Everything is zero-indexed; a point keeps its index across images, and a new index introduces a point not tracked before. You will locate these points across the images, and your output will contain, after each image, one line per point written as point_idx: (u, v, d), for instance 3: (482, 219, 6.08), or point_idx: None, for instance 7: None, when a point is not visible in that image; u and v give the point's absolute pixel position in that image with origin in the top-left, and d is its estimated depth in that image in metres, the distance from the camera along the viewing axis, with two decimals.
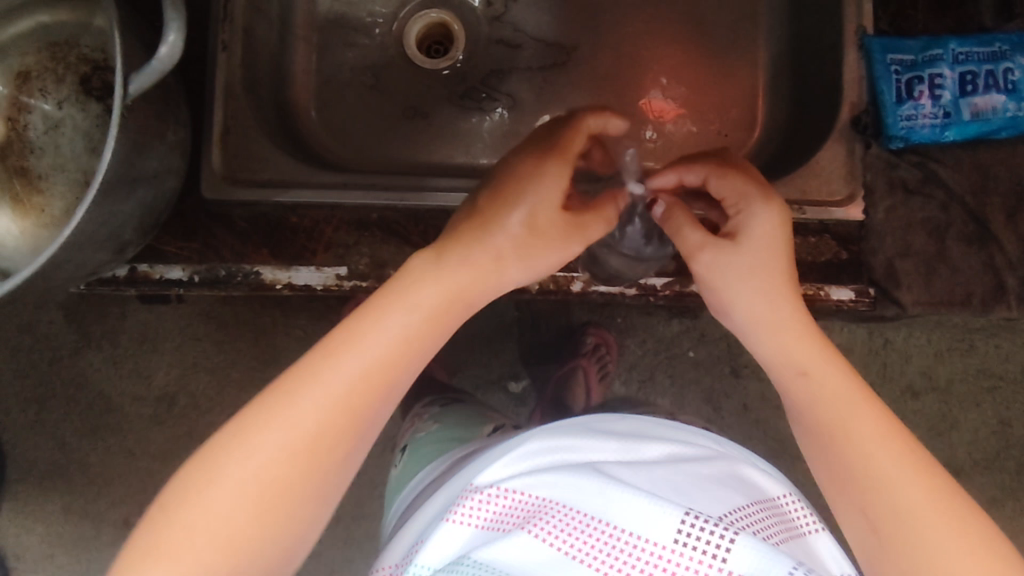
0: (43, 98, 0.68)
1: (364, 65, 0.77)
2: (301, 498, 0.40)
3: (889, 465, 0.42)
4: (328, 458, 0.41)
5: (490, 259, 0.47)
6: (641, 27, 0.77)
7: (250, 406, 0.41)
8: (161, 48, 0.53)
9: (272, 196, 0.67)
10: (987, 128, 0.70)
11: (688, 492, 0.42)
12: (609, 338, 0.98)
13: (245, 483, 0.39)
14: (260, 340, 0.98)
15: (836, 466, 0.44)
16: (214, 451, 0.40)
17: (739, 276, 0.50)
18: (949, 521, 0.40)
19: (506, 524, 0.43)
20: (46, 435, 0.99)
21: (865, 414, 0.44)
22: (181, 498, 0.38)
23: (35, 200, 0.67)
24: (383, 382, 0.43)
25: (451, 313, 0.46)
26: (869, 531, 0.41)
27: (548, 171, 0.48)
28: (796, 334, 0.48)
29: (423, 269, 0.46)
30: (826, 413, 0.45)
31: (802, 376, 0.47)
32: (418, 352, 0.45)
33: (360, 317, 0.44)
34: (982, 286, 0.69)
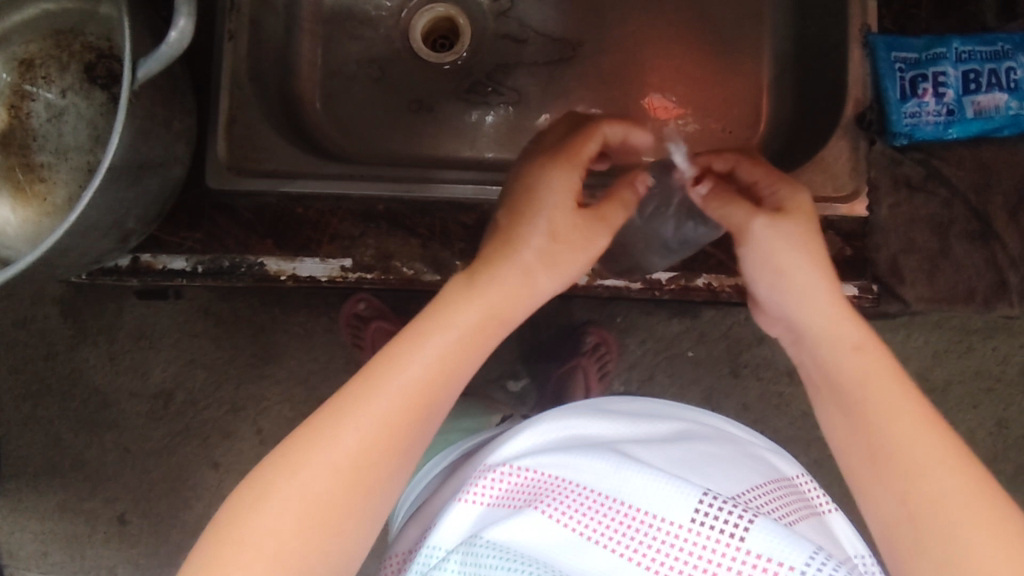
0: (46, 86, 0.68)
1: (369, 59, 0.77)
2: (346, 522, 0.39)
3: (926, 462, 0.40)
4: (372, 481, 0.40)
5: (519, 275, 0.46)
6: (645, 24, 0.77)
7: (293, 443, 0.41)
8: (171, 33, 0.52)
9: (279, 186, 0.67)
10: (988, 126, 0.70)
11: (703, 470, 0.45)
12: (609, 337, 0.98)
13: (292, 507, 0.38)
14: (259, 337, 0.97)
15: (874, 449, 0.42)
16: (261, 480, 0.39)
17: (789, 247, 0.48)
18: (987, 513, 0.38)
19: (516, 500, 0.44)
20: (41, 432, 0.98)
21: (911, 399, 0.43)
22: (229, 537, 0.38)
23: (37, 188, 0.66)
24: (422, 404, 0.42)
25: (488, 334, 0.45)
26: (905, 517, 0.40)
27: (561, 176, 0.48)
28: (844, 314, 0.47)
29: (454, 292, 0.46)
30: (872, 392, 0.43)
31: (858, 351, 0.45)
32: (456, 375, 0.44)
33: (397, 344, 0.43)
34: (986, 284, 0.70)
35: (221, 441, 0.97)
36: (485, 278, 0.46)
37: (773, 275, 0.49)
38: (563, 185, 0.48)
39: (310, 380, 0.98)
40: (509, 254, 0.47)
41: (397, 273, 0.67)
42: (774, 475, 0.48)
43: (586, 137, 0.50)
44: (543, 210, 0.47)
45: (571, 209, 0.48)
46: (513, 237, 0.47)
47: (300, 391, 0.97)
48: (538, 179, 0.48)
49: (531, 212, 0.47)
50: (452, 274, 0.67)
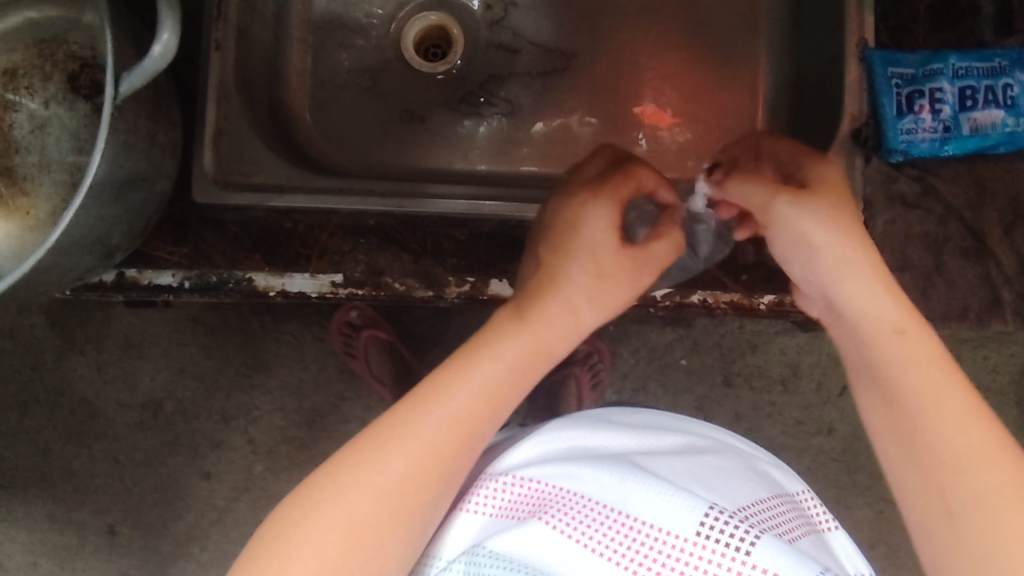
0: (30, 96, 0.66)
1: (361, 68, 0.75)
2: (391, 544, 0.40)
3: (974, 457, 0.38)
4: (415, 506, 0.40)
5: (565, 311, 0.46)
6: (640, 34, 0.77)
7: (338, 463, 0.41)
8: (154, 48, 0.51)
9: (265, 201, 0.65)
10: (985, 143, 0.70)
11: (708, 482, 0.45)
12: (602, 346, 0.97)
13: (338, 526, 0.39)
14: (248, 344, 0.96)
15: (911, 433, 0.40)
16: (306, 498, 0.40)
17: (825, 235, 0.45)
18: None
19: (519, 511, 0.45)
20: (28, 442, 0.97)
21: (959, 388, 0.40)
22: (277, 551, 0.39)
23: (20, 202, 0.65)
24: (466, 434, 0.42)
25: (534, 366, 0.45)
26: (942, 512, 0.38)
27: (602, 209, 0.47)
28: (885, 294, 0.43)
29: (500, 321, 0.45)
30: (910, 380, 0.40)
31: (899, 335, 0.42)
32: (501, 406, 0.43)
33: (442, 373, 0.43)
34: (980, 301, 0.69)
35: (211, 450, 0.96)
36: (532, 310, 0.45)
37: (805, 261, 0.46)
38: (602, 222, 0.47)
39: (301, 389, 0.97)
40: (552, 291, 0.46)
41: (389, 289, 0.66)
42: (778, 490, 0.48)
43: (625, 176, 0.49)
44: (587, 243, 0.47)
45: (615, 245, 0.47)
46: (555, 272, 0.47)
47: (290, 399, 0.97)
48: (576, 216, 0.48)
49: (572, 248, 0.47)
50: (445, 289, 0.66)
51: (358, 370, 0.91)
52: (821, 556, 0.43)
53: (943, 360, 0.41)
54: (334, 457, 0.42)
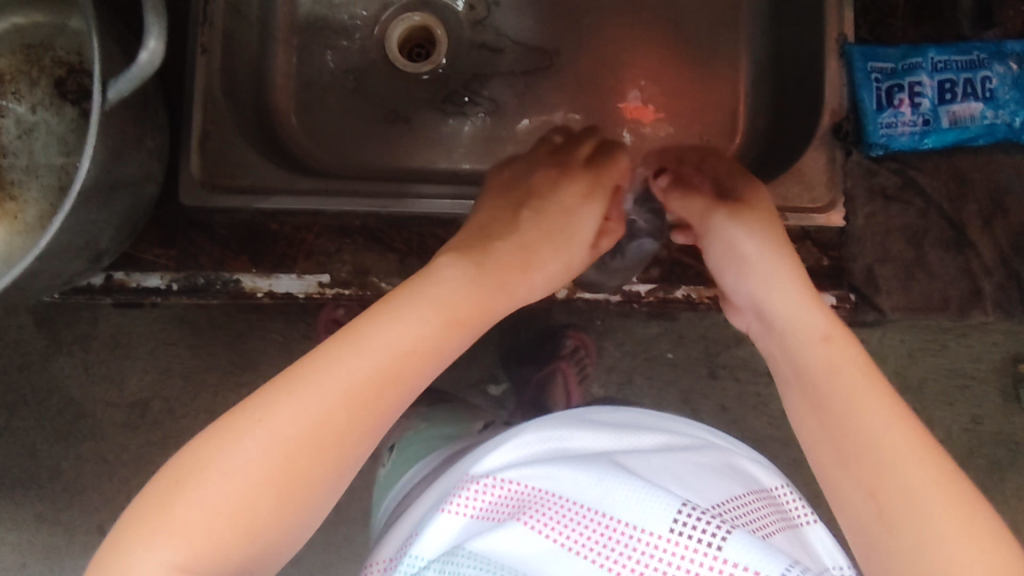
0: (16, 101, 0.67)
1: (345, 69, 0.76)
2: (312, 487, 0.38)
3: (896, 463, 0.40)
4: (342, 450, 0.39)
5: (515, 270, 0.49)
6: (622, 31, 0.77)
7: (269, 391, 0.39)
8: (142, 54, 0.51)
9: (254, 204, 0.66)
10: (965, 135, 0.71)
11: (686, 480, 0.46)
12: (588, 340, 0.99)
13: (259, 463, 0.37)
14: (237, 343, 0.97)
15: (831, 426, 0.43)
16: (226, 430, 0.38)
17: (763, 250, 0.52)
18: (952, 503, 0.38)
19: (499, 513, 0.46)
20: (16, 443, 0.97)
21: (878, 390, 0.43)
22: (191, 475, 0.37)
23: (7, 206, 0.66)
24: (403, 378, 0.41)
25: (476, 323, 0.46)
26: (867, 494, 0.40)
27: (589, 208, 0.54)
28: (806, 306, 0.48)
29: (451, 271, 0.46)
30: (832, 384, 0.44)
31: (827, 340, 0.46)
32: (441, 350, 0.44)
33: (387, 310, 0.43)
34: (960, 292, 0.70)
35: None
36: (486, 270, 0.47)
37: (739, 270, 0.52)
38: (588, 218, 0.54)
39: None
40: (514, 261, 0.49)
41: (374, 289, 0.66)
42: (754, 487, 0.49)
43: (613, 169, 0.57)
44: (569, 238, 0.53)
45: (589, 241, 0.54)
46: (521, 241, 0.51)
47: None
48: (566, 204, 0.53)
49: (550, 234, 0.52)
50: None
51: None
52: (794, 552, 0.43)
53: (863, 368, 0.45)
54: (267, 384, 0.40)
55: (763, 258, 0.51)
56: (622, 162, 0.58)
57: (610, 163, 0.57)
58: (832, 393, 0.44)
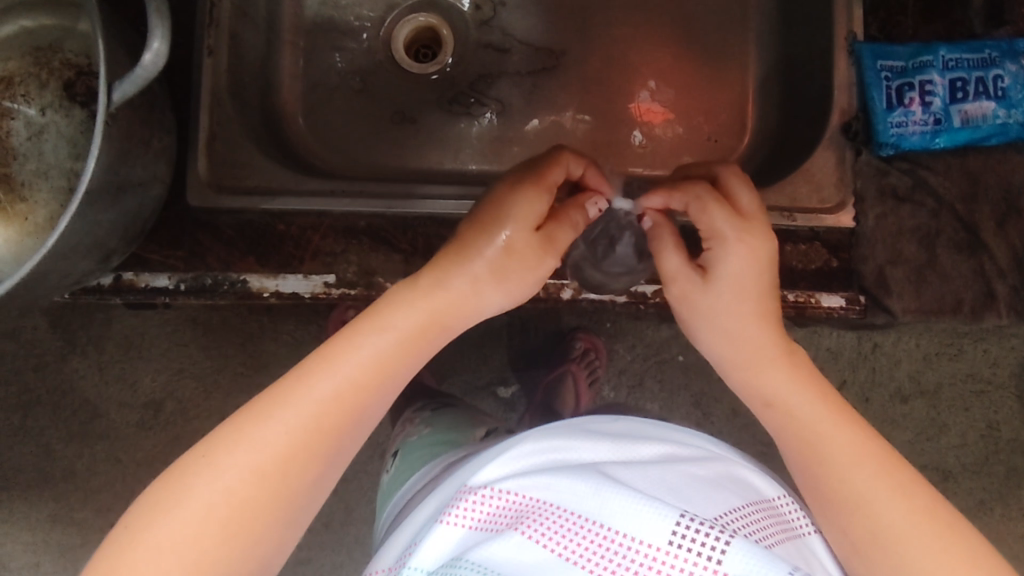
0: (26, 103, 0.67)
1: (352, 70, 0.76)
2: (269, 521, 0.41)
3: (879, 505, 0.45)
4: (299, 477, 0.42)
5: (467, 288, 0.48)
6: (630, 31, 0.77)
7: (224, 430, 0.42)
8: (145, 56, 0.52)
9: (259, 204, 0.66)
10: (977, 134, 0.70)
11: (684, 492, 0.46)
12: (598, 343, 0.98)
13: (214, 500, 0.40)
14: (249, 344, 0.98)
15: (814, 485, 0.48)
16: (182, 471, 0.41)
17: (719, 313, 0.51)
18: (933, 536, 0.44)
19: (498, 524, 0.45)
20: (31, 443, 0.98)
21: (846, 438, 0.48)
22: (147, 521, 0.40)
23: (18, 208, 0.66)
24: (354, 403, 0.44)
25: (428, 342, 0.48)
26: (849, 543, 0.45)
27: (530, 195, 0.47)
28: (769, 362, 0.51)
29: (400, 295, 0.47)
30: (804, 438, 0.49)
31: (769, 408, 0.51)
32: (393, 374, 0.46)
33: (336, 341, 0.45)
34: (974, 294, 0.69)
35: None
36: (433, 287, 0.47)
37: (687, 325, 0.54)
38: (527, 207, 0.47)
39: None
40: (464, 276, 0.47)
41: (380, 289, 0.66)
42: (753, 497, 0.48)
43: (551, 163, 0.50)
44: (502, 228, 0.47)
45: (530, 233, 0.47)
46: (462, 252, 0.48)
47: None
48: (497, 204, 0.48)
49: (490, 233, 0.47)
50: None
51: None
52: (797, 562, 0.43)
53: (824, 413, 0.50)
54: (224, 422, 0.43)
55: (711, 321, 0.52)
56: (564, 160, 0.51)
57: (552, 162, 0.50)
58: (820, 451, 0.48)
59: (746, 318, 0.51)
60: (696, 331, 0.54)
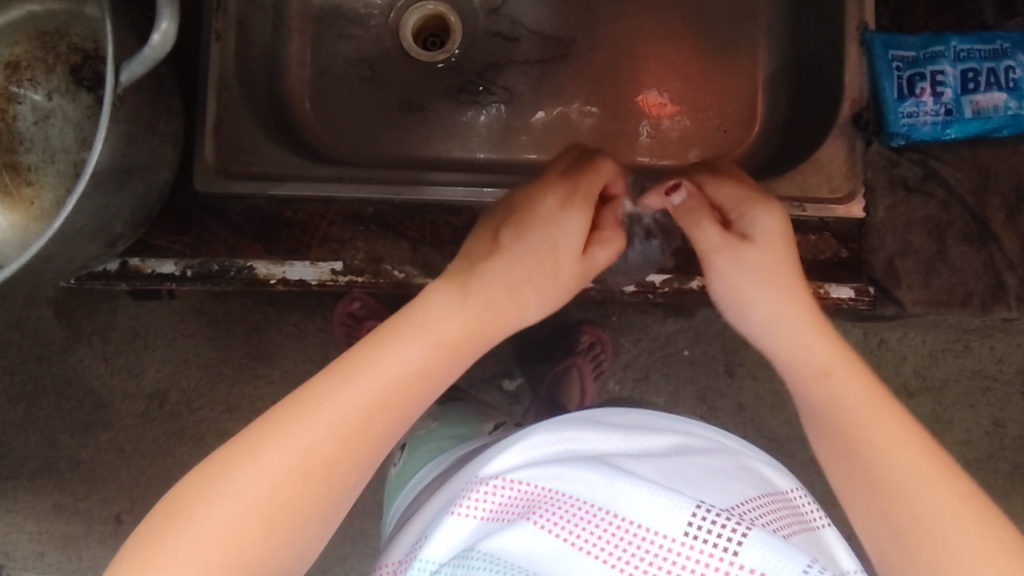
0: (33, 88, 0.67)
1: (360, 59, 0.76)
2: (306, 520, 0.40)
3: (924, 491, 0.40)
4: (338, 478, 0.41)
5: (509, 300, 0.47)
6: (639, 20, 0.76)
7: (263, 424, 0.41)
8: (154, 36, 0.51)
9: (266, 189, 0.66)
10: (988, 126, 0.69)
11: (698, 482, 0.46)
12: (604, 336, 0.98)
13: (254, 495, 0.39)
14: (253, 335, 0.97)
15: (853, 468, 0.43)
16: (222, 464, 0.40)
17: (763, 268, 0.49)
18: (979, 531, 0.39)
19: (509, 513, 0.45)
20: (35, 433, 0.98)
21: (894, 419, 0.43)
22: (183, 511, 0.39)
23: (24, 192, 0.66)
24: (396, 407, 0.43)
25: (472, 347, 0.46)
26: (889, 534, 0.41)
27: (571, 216, 0.48)
28: (815, 333, 0.47)
29: (443, 296, 0.46)
30: (849, 415, 0.44)
31: (822, 379, 0.46)
32: (436, 378, 0.44)
33: (380, 340, 0.44)
34: (984, 286, 0.69)
35: (216, 441, 0.97)
36: (478, 295, 0.46)
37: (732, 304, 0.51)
38: (569, 229, 0.48)
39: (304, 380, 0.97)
40: (508, 289, 0.47)
41: (388, 276, 0.66)
42: (767, 488, 0.48)
43: (593, 172, 0.51)
44: (545, 241, 0.48)
45: (578, 253, 0.48)
46: (506, 263, 0.47)
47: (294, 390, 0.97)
48: (540, 213, 0.49)
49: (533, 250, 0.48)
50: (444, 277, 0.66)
51: None
52: (814, 552, 0.43)
53: (871, 390, 0.45)
54: (264, 415, 0.42)
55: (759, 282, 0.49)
56: (606, 167, 0.52)
57: (593, 172, 0.51)
58: (862, 428, 0.43)
59: (788, 279, 0.49)
60: (740, 300, 0.50)
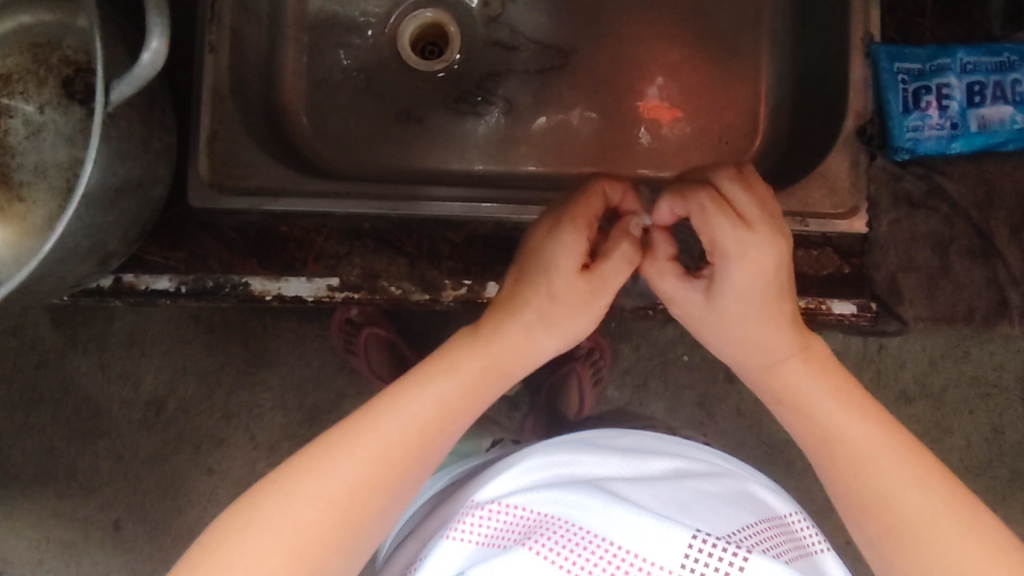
0: (24, 100, 0.66)
1: (357, 68, 0.75)
2: (335, 554, 0.40)
3: (902, 498, 0.44)
4: (366, 511, 0.42)
5: (522, 334, 0.49)
6: (640, 29, 0.75)
7: (292, 463, 0.42)
8: (144, 55, 0.50)
9: (261, 205, 0.65)
10: (994, 140, 0.68)
11: (695, 508, 0.45)
12: (603, 342, 0.96)
13: (285, 528, 0.40)
14: (251, 341, 0.97)
15: (835, 481, 0.47)
16: (250, 502, 0.41)
17: (734, 321, 0.49)
18: (954, 524, 0.43)
19: (504, 539, 0.45)
20: (32, 440, 0.98)
21: (866, 429, 0.46)
22: (215, 546, 0.39)
23: (15, 208, 0.65)
24: (420, 441, 0.44)
25: (490, 385, 0.48)
26: (875, 537, 0.45)
27: (572, 235, 0.48)
28: (787, 359, 0.49)
29: (458, 342, 0.49)
30: (823, 442, 0.47)
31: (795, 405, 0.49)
32: (458, 415, 0.46)
33: (401, 381, 0.46)
34: (986, 303, 0.68)
35: (213, 448, 0.97)
36: (493, 335, 0.49)
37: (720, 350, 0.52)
38: (566, 248, 0.48)
39: (303, 386, 0.97)
40: (526, 324, 0.49)
41: (385, 293, 0.65)
42: (765, 514, 0.47)
43: (587, 196, 0.51)
44: (546, 273, 0.48)
45: (574, 272, 0.48)
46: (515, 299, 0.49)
47: (293, 397, 0.97)
48: (538, 245, 0.50)
49: (536, 275, 0.49)
50: (441, 293, 0.65)
51: (357, 366, 0.91)
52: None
53: (843, 403, 0.48)
54: (294, 455, 0.43)
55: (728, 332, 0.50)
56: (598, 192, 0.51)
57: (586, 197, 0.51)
58: (841, 450, 0.47)
59: (755, 325, 0.49)
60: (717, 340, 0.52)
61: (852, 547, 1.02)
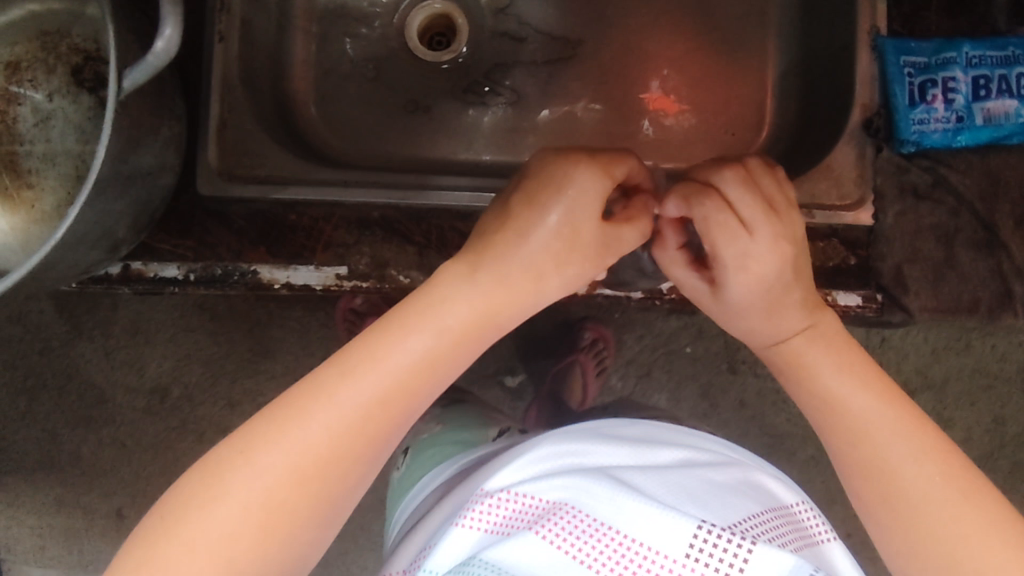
0: (33, 88, 0.66)
1: (365, 57, 0.75)
2: (300, 522, 0.41)
3: (914, 474, 0.45)
4: (335, 480, 0.41)
5: (525, 279, 0.46)
6: (648, 21, 0.75)
7: (264, 420, 0.41)
8: (157, 43, 0.50)
9: (271, 193, 0.65)
10: (998, 134, 0.69)
11: (703, 498, 0.45)
12: (607, 333, 0.98)
13: (250, 497, 0.39)
14: (255, 331, 0.97)
15: (846, 455, 0.47)
16: (217, 467, 0.40)
17: (740, 314, 0.51)
18: (963, 500, 0.43)
19: (513, 527, 0.45)
20: (36, 427, 0.98)
21: (880, 407, 0.47)
22: (180, 512, 0.39)
23: (25, 195, 0.65)
24: (397, 405, 0.43)
25: (478, 336, 0.46)
26: (883, 506, 0.45)
27: (588, 180, 0.46)
28: (800, 338, 0.50)
29: (454, 278, 0.46)
30: (837, 419, 0.48)
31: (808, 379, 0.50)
32: (443, 370, 0.45)
33: (388, 329, 0.44)
34: (990, 294, 0.69)
35: (217, 437, 0.97)
36: (491, 282, 0.46)
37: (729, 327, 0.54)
38: (579, 195, 0.46)
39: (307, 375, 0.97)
40: (524, 271, 0.46)
41: (393, 282, 0.65)
42: (770, 504, 0.48)
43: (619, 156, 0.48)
44: (548, 218, 0.46)
45: (596, 220, 0.47)
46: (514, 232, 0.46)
47: None
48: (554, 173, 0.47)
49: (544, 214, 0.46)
50: None
51: None
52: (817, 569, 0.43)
53: (857, 379, 0.48)
54: (266, 409, 0.42)
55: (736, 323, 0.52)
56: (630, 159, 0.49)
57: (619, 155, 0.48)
58: (854, 426, 0.47)
59: (758, 319, 0.51)
60: (723, 321, 0.54)
61: (853, 538, 1.03)
